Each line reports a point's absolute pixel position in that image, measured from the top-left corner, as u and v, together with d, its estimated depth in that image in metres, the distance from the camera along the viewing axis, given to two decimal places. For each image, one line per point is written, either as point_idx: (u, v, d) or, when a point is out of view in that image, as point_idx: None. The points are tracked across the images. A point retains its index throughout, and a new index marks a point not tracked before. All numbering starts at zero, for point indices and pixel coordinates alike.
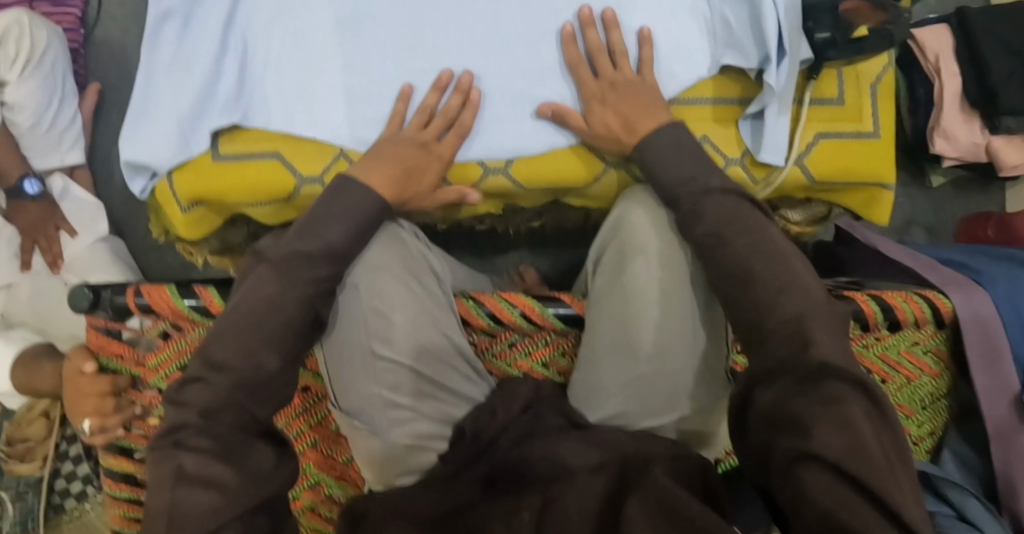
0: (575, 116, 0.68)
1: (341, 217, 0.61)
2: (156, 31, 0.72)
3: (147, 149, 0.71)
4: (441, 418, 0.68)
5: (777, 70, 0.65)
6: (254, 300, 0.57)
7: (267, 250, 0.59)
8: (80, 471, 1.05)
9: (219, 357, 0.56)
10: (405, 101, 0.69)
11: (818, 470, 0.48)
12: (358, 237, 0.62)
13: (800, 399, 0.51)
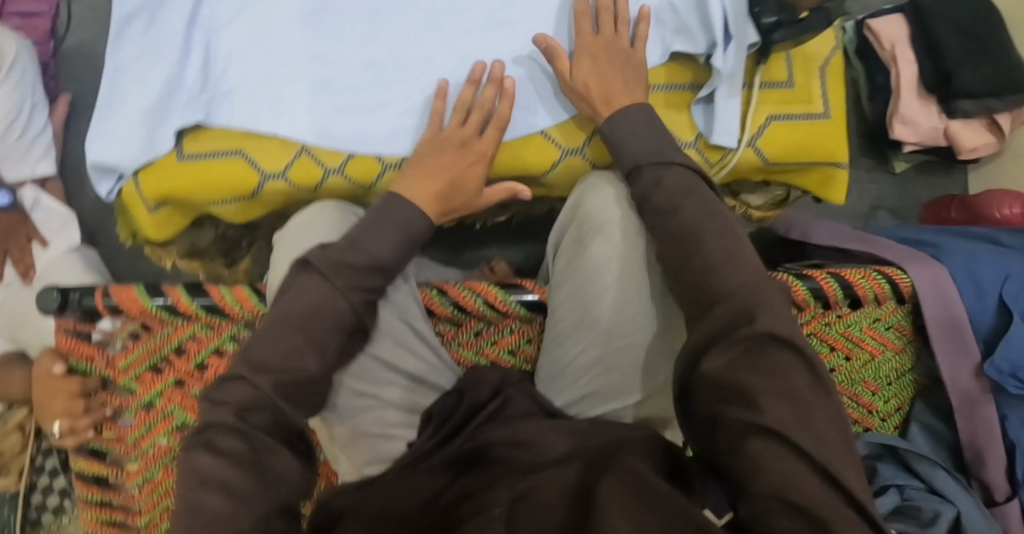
0: (563, 64, 0.68)
1: (389, 231, 0.61)
2: (121, 31, 0.73)
3: (112, 148, 0.72)
4: (413, 407, 0.69)
5: (724, 53, 0.67)
6: (299, 307, 0.57)
7: (314, 257, 0.58)
8: (57, 484, 1.05)
9: (263, 357, 0.57)
10: (442, 100, 0.68)
11: (764, 437, 0.49)
12: (404, 252, 0.62)
13: (743, 367, 0.51)
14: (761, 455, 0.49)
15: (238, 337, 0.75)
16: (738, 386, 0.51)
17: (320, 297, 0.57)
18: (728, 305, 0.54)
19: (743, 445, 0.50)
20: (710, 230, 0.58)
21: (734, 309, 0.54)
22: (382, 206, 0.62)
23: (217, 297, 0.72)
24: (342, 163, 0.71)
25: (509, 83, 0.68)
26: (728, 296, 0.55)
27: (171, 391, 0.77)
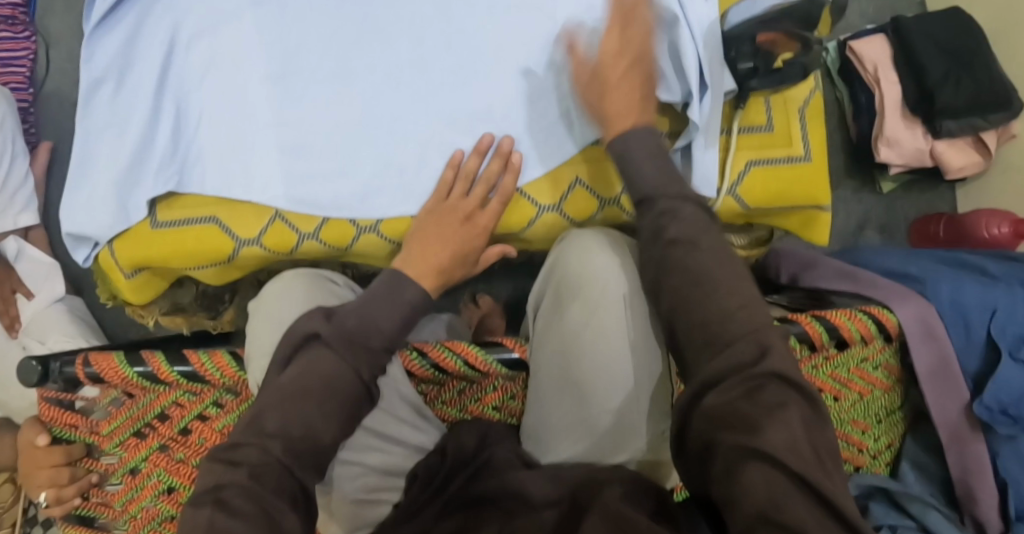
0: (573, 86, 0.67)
1: (391, 306, 0.63)
2: (88, 99, 0.72)
3: (86, 217, 0.72)
4: (396, 470, 0.69)
5: (700, 106, 0.68)
6: (312, 380, 0.58)
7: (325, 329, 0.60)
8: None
9: (274, 427, 0.57)
10: (455, 168, 0.69)
11: (751, 461, 0.48)
12: (405, 327, 0.63)
13: (740, 391, 0.51)
14: (746, 480, 0.48)
15: (221, 402, 0.75)
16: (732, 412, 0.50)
17: (332, 373, 0.59)
18: (727, 340, 0.53)
19: (730, 469, 0.49)
20: (718, 266, 0.57)
21: (737, 356, 0.52)
22: (386, 285, 0.64)
23: (197, 364, 0.72)
24: (317, 228, 0.71)
25: (518, 157, 0.69)
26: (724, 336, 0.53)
27: (155, 456, 0.76)
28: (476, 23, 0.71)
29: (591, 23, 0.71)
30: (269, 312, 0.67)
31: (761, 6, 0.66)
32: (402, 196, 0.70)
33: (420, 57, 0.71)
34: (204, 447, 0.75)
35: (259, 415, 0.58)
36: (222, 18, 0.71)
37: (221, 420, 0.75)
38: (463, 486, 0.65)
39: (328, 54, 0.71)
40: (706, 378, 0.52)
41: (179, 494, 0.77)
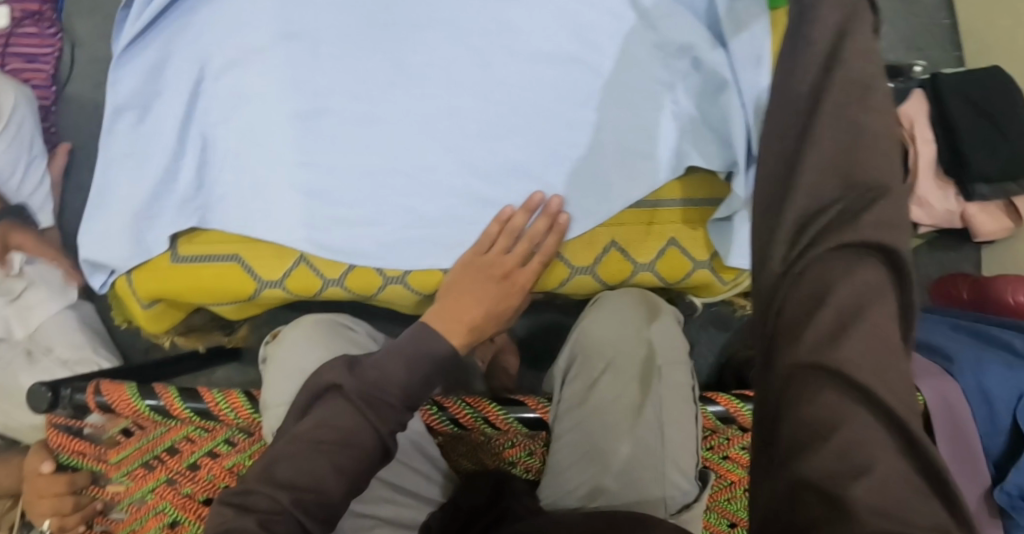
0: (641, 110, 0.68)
1: (410, 361, 0.60)
2: (111, 124, 0.70)
3: (104, 247, 0.70)
4: (409, 523, 0.68)
5: (745, 176, 0.67)
6: (329, 431, 0.56)
7: (348, 384, 0.58)
8: None
9: (286, 475, 0.55)
10: (501, 223, 0.68)
11: (811, 358, 0.38)
12: (426, 383, 0.60)
13: (821, 283, 0.40)
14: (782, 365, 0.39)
15: (232, 439, 0.74)
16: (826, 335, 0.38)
17: (348, 427, 0.57)
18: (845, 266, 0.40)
19: (795, 380, 0.38)
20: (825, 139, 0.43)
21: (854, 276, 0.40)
22: (413, 336, 0.61)
23: (211, 402, 0.71)
24: (342, 275, 0.69)
25: (565, 220, 0.68)
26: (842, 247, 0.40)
27: (162, 489, 0.75)
28: (517, 73, 0.70)
29: (631, 81, 0.70)
30: (291, 357, 0.67)
31: None
32: (432, 246, 0.68)
33: (455, 107, 0.69)
34: (213, 482, 0.74)
35: (275, 463, 0.56)
36: (255, 53, 0.69)
37: (231, 458, 0.74)
38: None
39: (358, 97, 0.69)
40: (802, 298, 0.40)
41: (184, 528, 0.75)
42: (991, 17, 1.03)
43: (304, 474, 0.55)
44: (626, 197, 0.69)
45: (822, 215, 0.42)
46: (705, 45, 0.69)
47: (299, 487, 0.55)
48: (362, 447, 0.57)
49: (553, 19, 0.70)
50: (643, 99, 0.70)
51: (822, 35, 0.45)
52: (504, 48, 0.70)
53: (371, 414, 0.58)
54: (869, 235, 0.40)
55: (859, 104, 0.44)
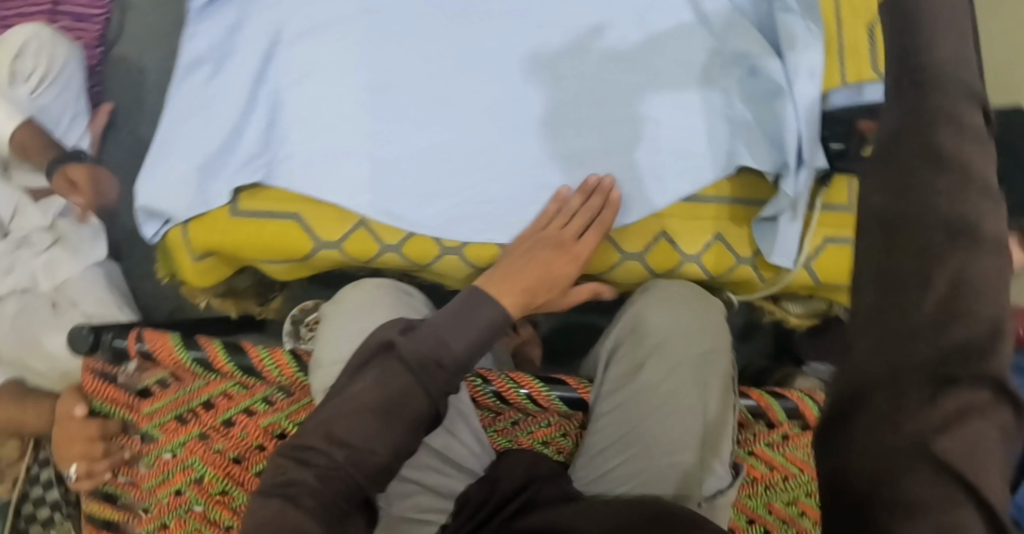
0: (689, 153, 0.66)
1: (463, 326, 0.60)
2: (184, 76, 0.73)
3: (164, 195, 0.71)
4: (447, 493, 0.69)
5: (797, 177, 0.70)
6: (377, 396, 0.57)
7: (403, 346, 0.59)
8: (49, 496, 1.00)
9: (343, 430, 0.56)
10: (560, 202, 0.70)
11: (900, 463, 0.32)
12: (479, 349, 0.61)
13: (916, 375, 0.34)
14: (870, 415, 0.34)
15: (271, 399, 0.74)
16: (942, 391, 0.33)
17: (398, 392, 0.57)
18: (967, 314, 0.34)
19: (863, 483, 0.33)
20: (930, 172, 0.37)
21: (965, 339, 0.33)
22: (467, 299, 0.63)
23: (256, 358, 0.71)
24: (401, 241, 0.70)
25: (616, 196, 0.70)
26: (954, 308, 0.34)
27: (193, 443, 0.75)
28: (580, 66, 0.73)
29: (691, 85, 0.73)
30: (344, 319, 0.68)
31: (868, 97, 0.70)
32: (490, 222, 0.71)
33: (522, 93, 0.72)
34: (246, 441, 0.74)
35: (333, 416, 0.57)
36: (331, 22, 0.72)
37: (267, 417, 0.74)
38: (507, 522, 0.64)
39: (429, 74, 0.72)
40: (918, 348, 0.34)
41: (210, 485, 0.75)
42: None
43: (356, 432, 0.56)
44: (681, 191, 0.72)
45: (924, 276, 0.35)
46: (765, 54, 0.72)
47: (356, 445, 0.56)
48: (414, 414, 0.57)
49: (619, 17, 0.74)
50: (700, 100, 0.73)
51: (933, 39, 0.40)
52: (571, 42, 0.73)
53: (421, 374, 0.58)
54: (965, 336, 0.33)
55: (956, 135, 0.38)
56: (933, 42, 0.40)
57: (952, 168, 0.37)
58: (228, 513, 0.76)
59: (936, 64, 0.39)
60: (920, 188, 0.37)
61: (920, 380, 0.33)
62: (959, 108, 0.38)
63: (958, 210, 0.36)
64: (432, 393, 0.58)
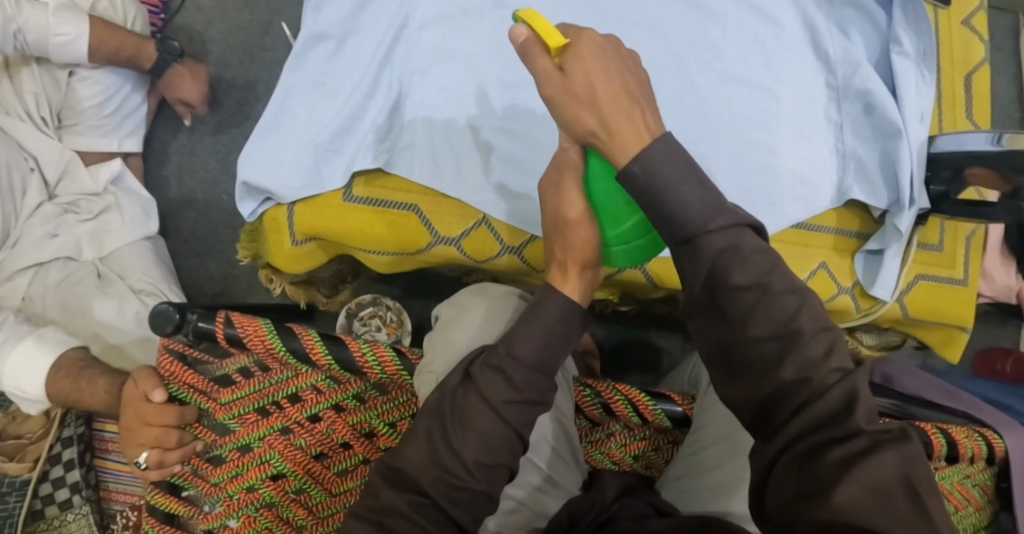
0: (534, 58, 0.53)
1: (543, 327, 0.58)
2: (304, 51, 0.71)
3: (271, 172, 0.69)
4: (543, 510, 0.70)
5: (909, 213, 0.72)
6: (475, 408, 0.56)
7: (490, 362, 0.58)
8: (69, 477, 0.89)
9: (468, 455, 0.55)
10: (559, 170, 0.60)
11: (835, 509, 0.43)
12: (554, 344, 0.58)
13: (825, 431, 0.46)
14: (778, 487, 0.46)
15: (362, 396, 0.71)
16: (818, 455, 0.45)
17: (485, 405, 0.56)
18: (813, 388, 0.47)
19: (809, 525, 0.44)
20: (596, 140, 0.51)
21: (820, 410, 0.46)
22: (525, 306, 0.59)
23: (358, 352, 0.69)
24: (521, 245, 0.70)
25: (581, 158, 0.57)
26: (803, 384, 0.47)
27: (274, 438, 0.71)
28: (710, 87, 0.75)
29: (807, 118, 0.75)
30: (458, 325, 0.67)
31: (971, 144, 0.71)
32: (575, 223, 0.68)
33: None
34: (330, 437, 0.71)
35: (458, 426, 0.56)
36: (470, 16, 0.71)
37: (357, 414, 0.71)
38: None
39: None
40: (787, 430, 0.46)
41: (288, 482, 0.72)
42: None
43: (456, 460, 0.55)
44: (791, 218, 0.73)
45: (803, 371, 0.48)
46: (883, 93, 0.74)
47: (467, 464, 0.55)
48: (497, 433, 0.56)
49: (746, 47, 0.76)
50: (815, 130, 0.75)
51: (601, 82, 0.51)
52: (701, 62, 0.75)
53: (481, 380, 0.57)
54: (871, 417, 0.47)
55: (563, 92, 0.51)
56: (686, 207, 0.49)
57: (750, 288, 0.49)
58: (302, 513, 0.72)
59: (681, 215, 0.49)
60: (733, 308, 0.49)
61: (804, 449, 0.46)
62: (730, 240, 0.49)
63: (770, 320, 0.48)
64: (495, 405, 0.56)
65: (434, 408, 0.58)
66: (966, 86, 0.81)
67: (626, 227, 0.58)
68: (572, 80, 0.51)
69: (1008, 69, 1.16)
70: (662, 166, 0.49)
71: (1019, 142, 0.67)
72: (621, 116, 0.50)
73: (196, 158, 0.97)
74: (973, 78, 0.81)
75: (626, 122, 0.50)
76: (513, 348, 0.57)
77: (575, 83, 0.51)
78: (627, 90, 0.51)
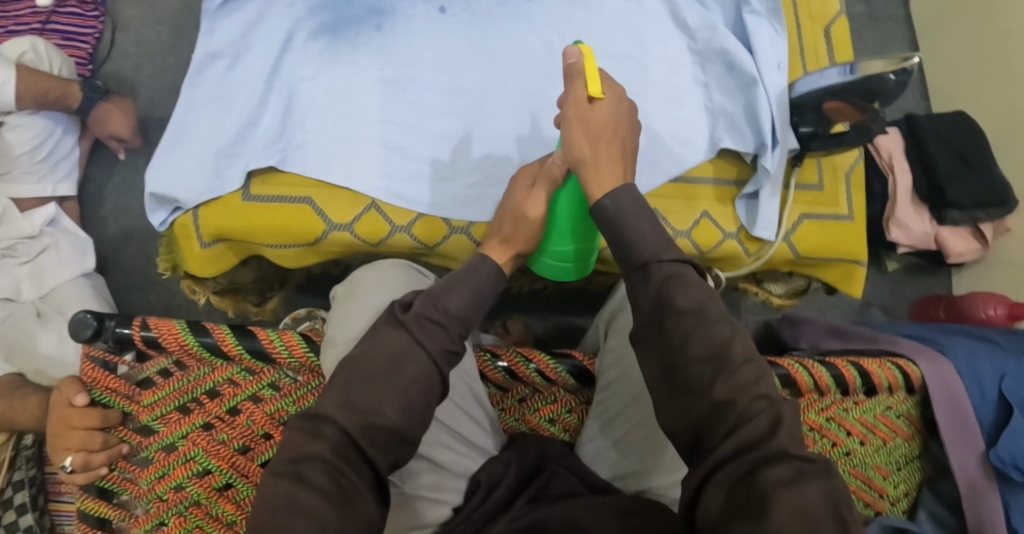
0: (578, 85, 0.61)
1: (461, 287, 0.59)
2: (201, 69, 0.76)
3: (179, 181, 0.73)
4: (460, 472, 0.68)
5: (772, 154, 0.77)
6: (380, 356, 0.55)
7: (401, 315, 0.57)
8: (24, 523, 0.85)
9: (366, 402, 0.54)
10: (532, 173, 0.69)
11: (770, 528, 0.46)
12: (475, 304, 0.59)
13: (764, 459, 0.48)
14: (708, 502, 0.49)
15: (278, 384, 0.75)
16: (749, 475, 0.48)
17: (400, 348, 0.56)
18: (739, 413, 0.51)
19: None
20: (596, 165, 0.60)
21: (744, 436, 0.50)
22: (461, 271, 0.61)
23: (266, 340, 0.72)
24: (411, 223, 0.75)
25: (558, 172, 0.66)
26: (732, 404, 0.51)
27: (196, 434, 0.74)
28: None
29: (676, 80, 0.81)
30: (358, 296, 0.69)
31: (828, 80, 0.74)
32: (457, 200, 0.75)
33: (526, 89, 0.78)
34: (251, 429, 0.74)
35: (347, 360, 0.56)
36: (350, 24, 0.77)
37: (274, 403, 0.74)
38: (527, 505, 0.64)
39: (441, 66, 0.77)
40: (720, 452, 0.50)
41: (214, 478, 0.74)
42: (961, 69, 1.17)
43: (366, 396, 0.54)
44: (667, 173, 0.77)
45: (692, 340, 0.54)
46: (738, 49, 0.79)
47: (359, 406, 0.54)
48: (412, 377, 0.55)
49: (611, 21, 0.81)
50: (684, 94, 0.80)
51: (597, 120, 0.60)
52: (571, 41, 0.80)
53: (418, 331, 0.56)
54: (730, 369, 0.52)
55: (579, 127, 0.60)
56: (640, 239, 0.57)
57: (690, 312, 0.54)
58: (231, 507, 0.74)
59: (636, 245, 0.57)
60: (674, 330, 0.54)
61: (738, 472, 0.49)
62: (677, 268, 0.56)
63: (707, 340, 0.53)
64: (433, 353, 0.56)
65: (356, 360, 0.56)
66: (827, 35, 0.86)
67: (570, 247, 0.69)
68: (591, 117, 0.60)
69: (886, 42, 1.26)
70: (629, 208, 0.58)
71: (871, 68, 0.70)
72: (610, 161, 0.60)
73: (131, 196, 1.07)
74: (832, 28, 0.86)
75: (611, 167, 0.60)
76: (444, 301, 0.58)
77: (593, 120, 0.60)
78: (620, 155, 0.60)
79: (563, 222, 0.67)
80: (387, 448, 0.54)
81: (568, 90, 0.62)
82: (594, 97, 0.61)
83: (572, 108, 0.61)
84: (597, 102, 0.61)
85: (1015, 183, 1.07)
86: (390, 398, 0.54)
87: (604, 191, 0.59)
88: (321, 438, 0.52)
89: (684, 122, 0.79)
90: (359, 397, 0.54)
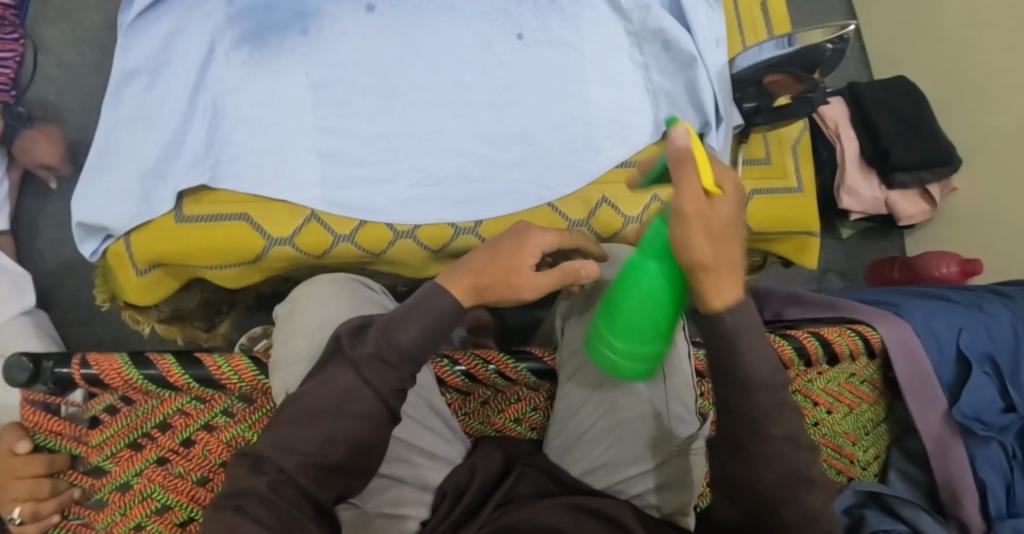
0: (692, 176, 0.44)
1: (415, 317, 0.53)
2: (120, 87, 0.72)
3: (106, 208, 0.70)
4: (424, 485, 0.66)
5: (717, 134, 0.77)
6: (321, 380, 0.53)
7: (343, 336, 0.54)
8: None
9: (312, 429, 0.51)
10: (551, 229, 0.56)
11: None
12: (429, 340, 0.54)
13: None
14: None
15: (231, 410, 0.72)
16: None
17: (346, 388, 0.52)
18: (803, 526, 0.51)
19: None
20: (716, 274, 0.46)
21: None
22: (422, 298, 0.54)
23: (213, 367, 0.69)
24: (353, 231, 0.72)
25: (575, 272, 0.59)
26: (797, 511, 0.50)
27: (151, 471, 0.70)
28: (517, 55, 0.78)
29: (617, 64, 0.79)
30: (302, 314, 0.66)
31: (766, 53, 0.74)
32: (399, 203, 0.73)
33: (463, 85, 0.76)
34: (208, 459, 0.71)
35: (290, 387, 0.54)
36: (274, 29, 0.74)
37: (229, 430, 0.71)
38: (493, 514, 0.62)
39: (371, 67, 0.75)
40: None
41: (174, 514, 0.71)
42: (899, 33, 1.18)
43: (309, 431, 0.51)
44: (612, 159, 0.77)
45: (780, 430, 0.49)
46: (675, 29, 0.79)
47: (304, 434, 0.51)
48: (358, 397, 0.52)
49: (546, 10, 0.80)
50: (624, 78, 0.79)
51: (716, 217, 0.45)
52: (507, 34, 0.78)
53: (366, 371, 0.52)
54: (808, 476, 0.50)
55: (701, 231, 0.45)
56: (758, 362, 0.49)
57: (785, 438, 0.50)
58: None
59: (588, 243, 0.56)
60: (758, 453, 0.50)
61: None
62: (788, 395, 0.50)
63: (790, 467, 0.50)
64: (379, 391, 0.52)
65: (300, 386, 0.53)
66: (764, 10, 0.87)
67: (649, 348, 0.51)
68: (712, 217, 0.45)
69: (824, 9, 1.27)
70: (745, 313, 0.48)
71: (808, 39, 0.72)
72: (729, 268, 0.46)
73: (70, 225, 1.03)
74: (768, 4, 0.87)
75: (730, 279, 0.47)
76: (396, 337, 0.53)
77: (716, 222, 0.45)
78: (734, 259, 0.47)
79: (642, 321, 0.50)
80: (335, 473, 0.52)
81: (678, 180, 0.44)
82: (711, 193, 0.45)
83: (691, 206, 0.44)
84: (713, 196, 0.45)
85: (957, 142, 1.08)
86: (335, 421, 0.52)
87: (728, 303, 0.47)
88: (264, 472, 0.50)
89: (627, 109, 0.78)
90: (303, 422, 0.52)
